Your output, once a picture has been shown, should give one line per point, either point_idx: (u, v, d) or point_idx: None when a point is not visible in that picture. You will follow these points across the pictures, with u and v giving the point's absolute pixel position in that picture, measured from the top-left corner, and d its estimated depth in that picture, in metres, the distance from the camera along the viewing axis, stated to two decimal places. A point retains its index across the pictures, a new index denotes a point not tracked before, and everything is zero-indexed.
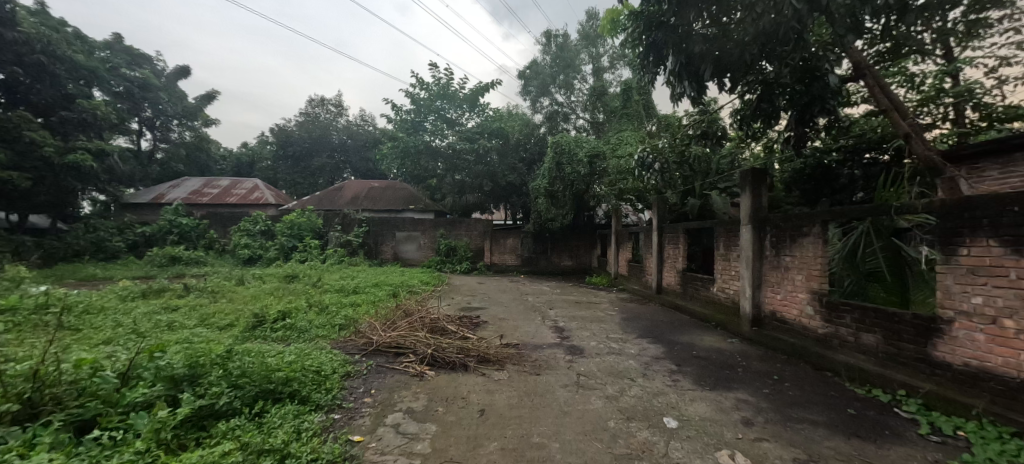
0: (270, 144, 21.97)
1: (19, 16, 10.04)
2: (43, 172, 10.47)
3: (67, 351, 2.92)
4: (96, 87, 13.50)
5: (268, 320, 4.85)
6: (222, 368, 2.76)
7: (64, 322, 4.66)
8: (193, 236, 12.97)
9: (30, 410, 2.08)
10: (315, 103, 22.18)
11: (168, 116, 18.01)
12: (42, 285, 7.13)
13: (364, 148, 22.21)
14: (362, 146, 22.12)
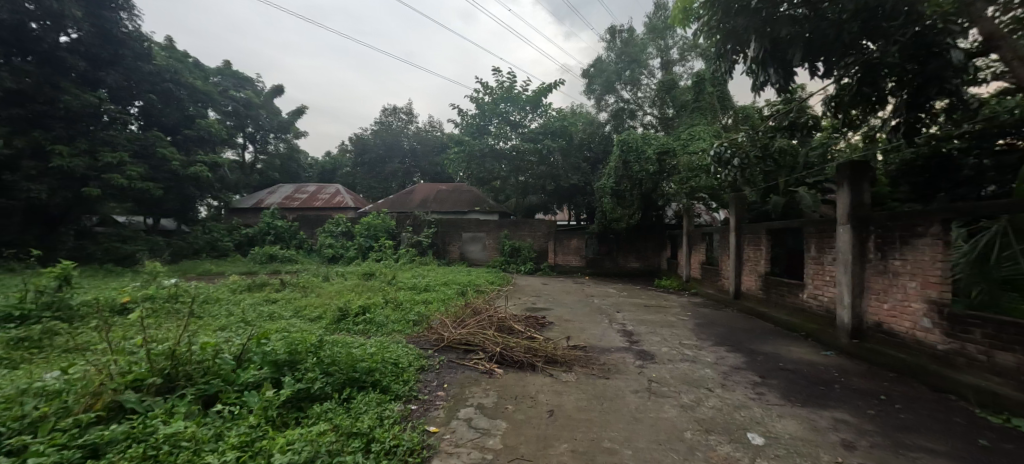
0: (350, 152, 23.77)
1: (153, 51, 11.85)
2: (171, 182, 12.27)
3: (193, 335, 3.40)
4: (210, 108, 15.53)
5: (350, 314, 5.26)
6: (316, 355, 3.04)
7: (189, 310, 5.44)
8: (286, 236, 14.43)
9: (169, 383, 2.44)
10: (389, 112, 23.65)
11: (267, 130, 20.24)
12: (171, 279, 8.38)
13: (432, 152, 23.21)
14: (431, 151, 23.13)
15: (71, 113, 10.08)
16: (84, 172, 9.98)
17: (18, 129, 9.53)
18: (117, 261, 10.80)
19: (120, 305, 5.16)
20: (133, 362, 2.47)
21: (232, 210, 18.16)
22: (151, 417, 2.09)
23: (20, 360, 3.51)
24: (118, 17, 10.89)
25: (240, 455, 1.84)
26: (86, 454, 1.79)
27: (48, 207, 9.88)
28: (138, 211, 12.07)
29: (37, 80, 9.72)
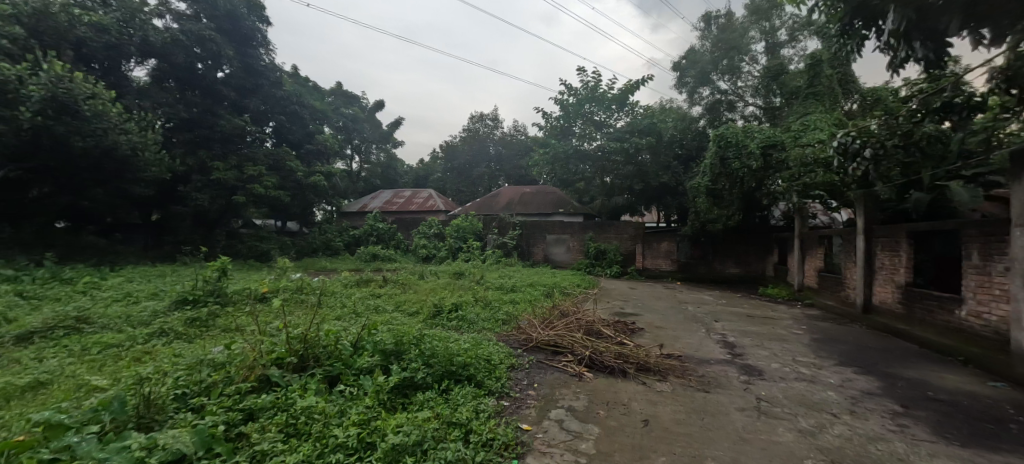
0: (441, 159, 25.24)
1: (282, 78, 13.88)
2: (297, 190, 13.94)
3: (316, 323, 3.86)
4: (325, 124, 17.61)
5: (444, 310, 5.58)
6: (417, 348, 3.28)
7: (311, 300, 6.24)
8: (387, 237, 15.76)
9: (302, 363, 2.81)
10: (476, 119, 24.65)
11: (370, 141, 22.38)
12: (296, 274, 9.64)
13: (517, 156, 23.67)
14: (515, 155, 23.61)
15: (225, 134, 12.21)
16: (233, 184, 11.93)
17: (187, 151, 11.76)
18: (255, 257, 12.72)
19: (263, 296, 6.12)
20: (275, 343, 2.89)
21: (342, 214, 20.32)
22: (290, 391, 2.43)
23: (193, 336, 4.34)
24: (258, 52, 12.99)
25: (360, 431, 2.07)
26: (245, 417, 2.14)
27: (209, 211, 12.00)
28: (272, 215, 14.11)
29: (201, 110, 11.98)
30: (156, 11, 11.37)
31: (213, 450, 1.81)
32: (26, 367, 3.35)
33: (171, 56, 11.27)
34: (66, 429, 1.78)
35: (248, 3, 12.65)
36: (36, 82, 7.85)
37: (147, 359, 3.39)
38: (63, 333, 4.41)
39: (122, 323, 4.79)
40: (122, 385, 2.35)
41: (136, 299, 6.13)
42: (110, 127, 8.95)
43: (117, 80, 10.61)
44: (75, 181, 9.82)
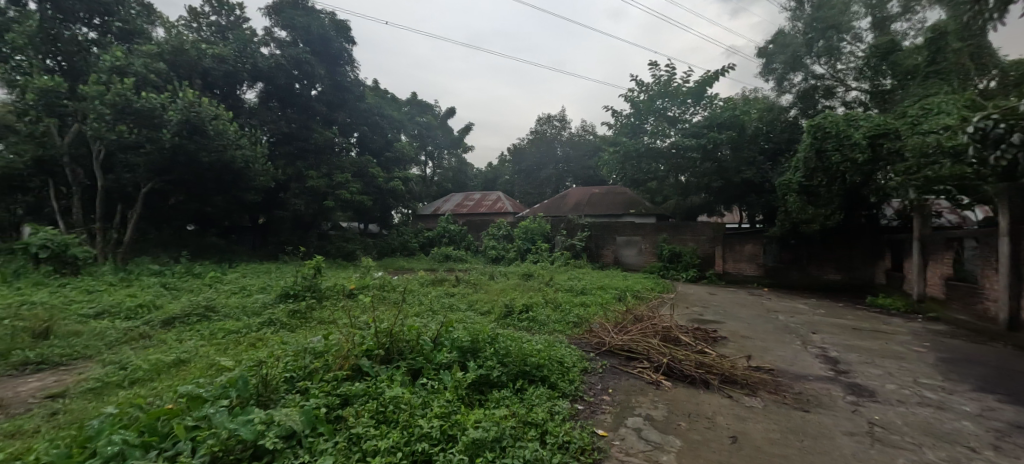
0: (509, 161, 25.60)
1: (365, 92, 15.00)
2: (378, 195, 14.98)
3: (397, 318, 4.10)
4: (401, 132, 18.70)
5: (515, 311, 5.65)
6: (492, 346, 3.34)
7: (391, 297, 6.66)
8: (458, 239, 16.34)
9: (389, 356, 3.00)
10: (543, 121, 24.64)
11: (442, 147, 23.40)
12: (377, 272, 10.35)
13: (585, 157, 23.17)
14: (583, 155, 23.14)
15: (317, 146, 13.49)
16: (325, 190, 13.11)
17: (286, 162, 13.16)
18: (342, 256, 13.86)
19: (350, 292, 6.67)
20: (364, 335, 3.12)
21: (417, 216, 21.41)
22: (378, 381, 2.61)
23: (294, 327, 4.85)
24: (345, 70, 14.15)
25: (443, 423, 2.17)
26: (341, 401, 2.34)
27: (304, 215, 13.32)
28: (357, 218, 15.29)
29: (298, 125, 13.36)
30: (264, 40, 12.95)
31: (317, 429, 2.00)
32: (169, 347, 3.99)
33: (275, 79, 12.75)
34: (204, 401, 2.09)
35: (336, 25, 13.85)
36: (174, 107, 9.32)
37: (259, 345, 3.85)
38: (195, 319, 5.17)
39: (238, 312, 5.50)
40: (242, 367, 2.70)
41: (247, 292, 6.99)
42: (228, 143, 10.33)
43: (234, 102, 12.42)
44: (202, 191, 11.47)
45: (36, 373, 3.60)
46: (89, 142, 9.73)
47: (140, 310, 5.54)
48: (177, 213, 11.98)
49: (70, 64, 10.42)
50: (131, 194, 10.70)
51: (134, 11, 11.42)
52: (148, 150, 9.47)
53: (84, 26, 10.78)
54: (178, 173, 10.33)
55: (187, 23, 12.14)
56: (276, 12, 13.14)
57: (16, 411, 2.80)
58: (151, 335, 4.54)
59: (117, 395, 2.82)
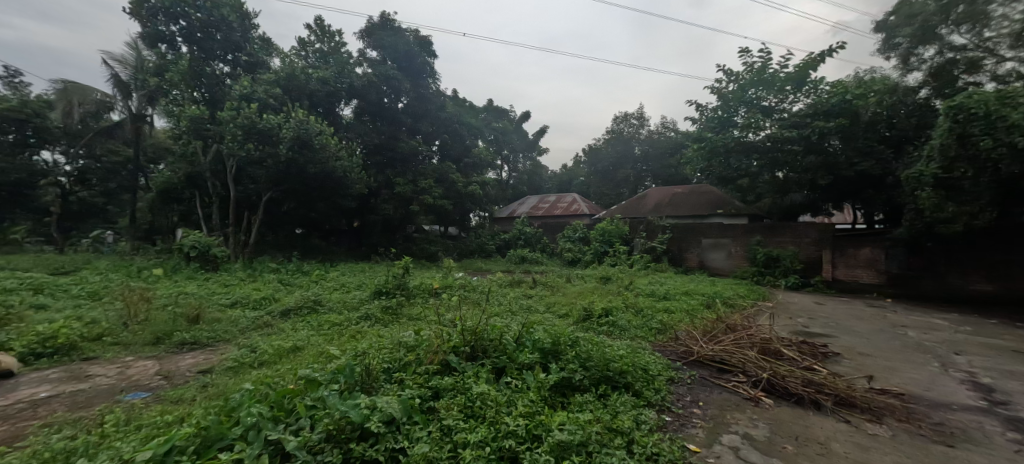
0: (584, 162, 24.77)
1: (445, 102, 15.74)
2: (458, 199, 15.61)
3: (478, 317, 4.20)
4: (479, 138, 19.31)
5: (594, 314, 5.52)
6: (573, 349, 3.30)
7: (470, 296, 6.91)
8: (534, 241, 16.48)
9: (473, 354, 3.10)
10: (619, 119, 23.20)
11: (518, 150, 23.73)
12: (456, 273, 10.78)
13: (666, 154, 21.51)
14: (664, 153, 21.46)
15: (403, 155, 14.44)
16: (410, 195, 13.97)
17: (377, 170, 14.28)
18: (425, 257, 14.66)
19: (434, 291, 7.03)
20: (451, 332, 3.26)
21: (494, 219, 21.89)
22: (465, 376, 2.72)
23: (386, 322, 5.25)
24: (427, 82, 14.98)
25: (528, 422, 2.19)
26: (433, 394, 2.48)
27: (393, 218, 14.32)
28: (439, 222, 16.08)
29: (387, 136, 14.44)
30: (358, 61, 14.22)
31: (413, 418, 2.14)
32: (287, 336, 4.54)
33: (367, 94, 13.90)
34: (318, 384, 2.35)
35: (420, 42, 14.73)
36: (288, 126, 10.63)
37: (358, 337, 4.22)
38: (305, 311, 5.84)
39: (339, 306, 6.10)
40: (346, 356, 2.98)
41: (344, 289, 7.70)
42: (330, 155, 11.50)
43: (334, 118, 13.78)
44: (309, 198, 12.88)
45: (189, 351, 4.33)
46: (224, 159, 11.45)
47: (262, 303, 6.38)
48: (287, 217, 13.61)
49: (209, 94, 12.39)
50: (254, 202, 12.39)
51: (257, 45, 13.36)
52: (268, 164, 10.90)
53: (220, 61, 12.80)
54: (290, 183, 11.73)
55: (297, 52, 13.80)
56: (368, 34, 14.39)
57: (177, 381, 3.39)
58: (271, 324, 5.21)
59: (249, 374, 3.28)
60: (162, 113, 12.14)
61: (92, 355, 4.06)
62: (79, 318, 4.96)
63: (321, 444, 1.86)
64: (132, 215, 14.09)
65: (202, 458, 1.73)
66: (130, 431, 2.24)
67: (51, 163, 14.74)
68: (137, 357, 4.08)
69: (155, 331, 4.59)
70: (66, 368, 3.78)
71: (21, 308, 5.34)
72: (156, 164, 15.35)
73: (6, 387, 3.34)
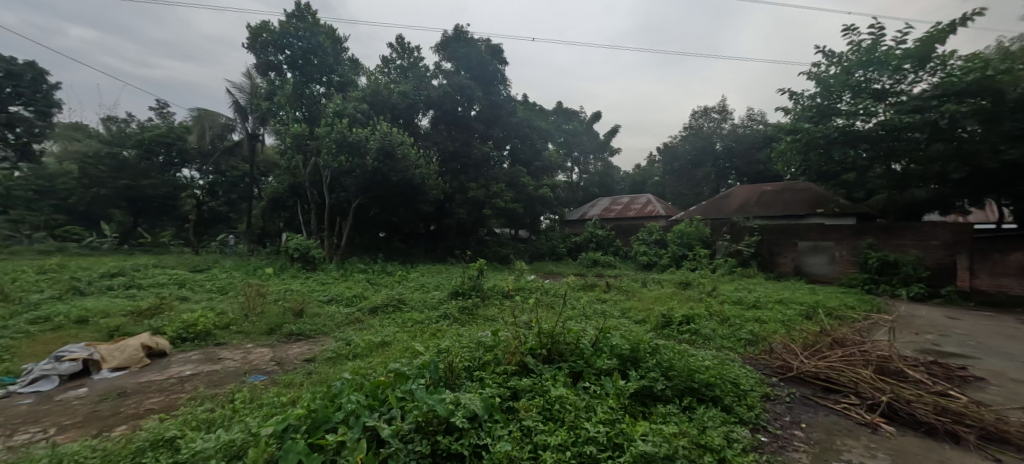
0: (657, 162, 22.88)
1: (516, 107, 15.97)
2: (529, 201, 15.72)
3: (553, 320, 4.18)
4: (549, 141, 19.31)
5: (674, 320, 5.22)
6: (654, 357, 3.15)
7: (543, 299, 6.91)
8: (606, 244, 16.11)
9: (550, 357, 3.09)
10: (697, 115, 20.85)
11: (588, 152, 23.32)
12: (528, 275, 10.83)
13: (753, 150, 19.34)
14: (750, 149, 19.33)
15: (477, 160, 14.90)
16: (483, 199, 14.34)
17: (452, 176, 14.87)
18: (497, 260, 14.94)
19: (506, 293, 7.15)
20: (528, 334, 3.29)
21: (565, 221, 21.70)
22: (543, 379, 2.73)
23: (463, 322, 5.46)
24: (499, 89, 15.33)
25: (608, 430, 2.14)
26: (511, 394, 2.52)
27: (467, 221, 14.80)
28: (510, 225, 16.33)
29: (461, 143, 14.97)
30: (434, 74, 14.98)
31: (494, 416, 2.20)
32: (375, 331, 4.91)
33: (443, 104, 14.57)
34: (406, 378, 2.50)
35: (491, 50, 15.13)
36: (374, 138, 11.53)
37: (439, 335, 4.44)
38: (391, 309, 6.28)
39: (421, 305, 6.46)
40: (429, 352, 3.14)
41: (424, 289, 8.13)
42: (411, 163, 12.22)
43: (413, 128, 14.62)
44: (391, 204, 13.77)
45: (295, 341, 4.86)
46: (321, 170, 12.70)
47: (353, 300, 6.96)
48: (373, 221, 14.70)
49: (308, 113, 13.90)
50: (344, 208, 13.56)
51: (348, 66, 14.74)
52: (357, 173, 11.87)
53: (317, 82, 14.27)
54: (375, 190, 12.66)
55: (381, 69, 14.96)
56: (443, 48, 15.11)
57: (288, 367, 3.83)
58: (362, 320, 5.67)
59: (346, 365, 3.60)
60: (271, 131, 13.79)
61: (223, 341, 4.73)
62: (212, 309, 5.81)
63: (411, 433, 1.98)
64: (248, 221, 16.16)
65: (312, 437, 1.93)
66: (255, 408, 2.58)
67: (189, 178, 17.44)
68: (255, 345, 4.67)
69: (269, 322, 5.22)
70: (204, 350, 4.44)
71: (170, 299, 6.39)
72: (267, 176, 17.48)
73: (162, 364, 4.01)
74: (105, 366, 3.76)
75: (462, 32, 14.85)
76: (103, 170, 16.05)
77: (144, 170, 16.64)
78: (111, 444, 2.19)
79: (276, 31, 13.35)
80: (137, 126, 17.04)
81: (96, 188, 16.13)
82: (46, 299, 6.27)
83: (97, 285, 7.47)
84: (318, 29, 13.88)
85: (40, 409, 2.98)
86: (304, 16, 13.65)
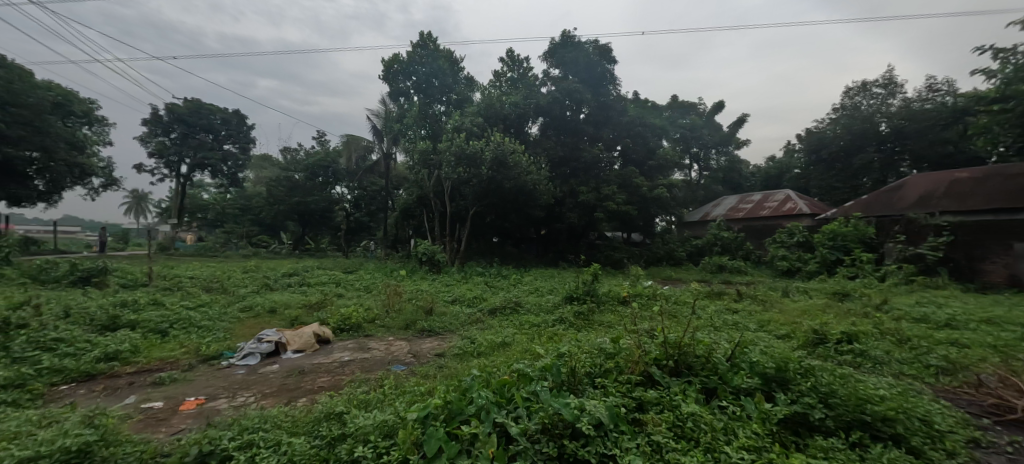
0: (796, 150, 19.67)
1: (626, 106, 15.38)
2: (644, 203, 14.92)
3: (678, 330, 3.88)
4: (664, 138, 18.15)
5: (830, 337, 4.42)
6: (807, 380, 2.71)
7: (664, 307, 6.48)
8: (734, 247, 14.51)
9: (679, 369, 2.87)
10: (852, 91, 17.29)
11: (710, 147, 21.28)
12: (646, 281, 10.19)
13: (935, 129, 15.38)
14: (931, 128, 15.42)
15: (587, 163, 14.68)
16: (594, 203, 14.02)
17: (563, 181, 14.89)
18: (610, 265, 14.46)
19: (622, 299, 6.89)
20: (652, 343, 3.11)
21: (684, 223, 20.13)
22: (672, 392, 2.56)
23: (579, 327, 5.41)
24: (607, 89, 14.94)
25: (755, 459, 1.92)
26: (636, 405, 2.42)
27: (578, 225, 14.64)
28: (623, 229, 15.71)
29: (570, 147, 14.88)
30: (543, 81, 15.27)
31: (620, 426, 2.14)
32: (496, 332, 5.15)
33: (552, 111, 14.72)
34: (530, 379, 2.58)
35: (599, 51, 14.85)
36: (489, 148, 12.16)
37: (557, 339, 4.48)
38: (508, 311, 6.52)
39: (536, 309, 6.58)
40: (549, 355, 3.18)
41: (538, 293, 8.24)
42: (522, 171, 12.54)
43: (524, 136, 15.04)
44: (506, 210, 14.33)
45: (427, 337, 5.36)
46: (443, 181, 13.84)
47: (474, 301, 7.40)
48: (489, 227, 15.48)
49: (432, 130, 15.29)
50: (463, 214, 14.52)
51: (464, 84, 15.88)
52: (474, 183, 12.64)
53: (439, 101, 15.64)
54: (490, 197, 13.32)
55: (493, 83, 15.80)
56: (552, 54, 15.21)
57: (422, 361, 4.23)
58: (483, 320, 6.00)
59: (471, 361, 3.87)
60: (401, 150, 15.49)
61: (370, 333, 5.45)
62: (361, 305, 6.73)
63: (538, 434, 2.02)
64: (385, 229, 18.33)
65: (449, 426, 2.10)
66: (400, 394, 2.93)
67: (340, 193, 20.51)
68: (395, 338, 5.28)
69: (405, 318, 5.85)
70: (357, 340, 5.17)
71: (329, 295, 7.59)
72: (399, 189, 19.66)
73: (328, 350, 4.76)
74: (290, 348, 4.61)
75: (569, 37, 14.82)
76: (281, 190, 19.95)
77: (309, 189, 20.08)
78: (296, 413, 2.67)
79: (405, 60, 15.10)
80: (304, 153, 20.67)
81: (278, 205, 20.04)
82: (248, 292, 7.96)
83: (280, 282, 9.24)
84: (439, 54, 15.28)
85: (249, 379, 3.79)
86: (427, 44, 15.17)
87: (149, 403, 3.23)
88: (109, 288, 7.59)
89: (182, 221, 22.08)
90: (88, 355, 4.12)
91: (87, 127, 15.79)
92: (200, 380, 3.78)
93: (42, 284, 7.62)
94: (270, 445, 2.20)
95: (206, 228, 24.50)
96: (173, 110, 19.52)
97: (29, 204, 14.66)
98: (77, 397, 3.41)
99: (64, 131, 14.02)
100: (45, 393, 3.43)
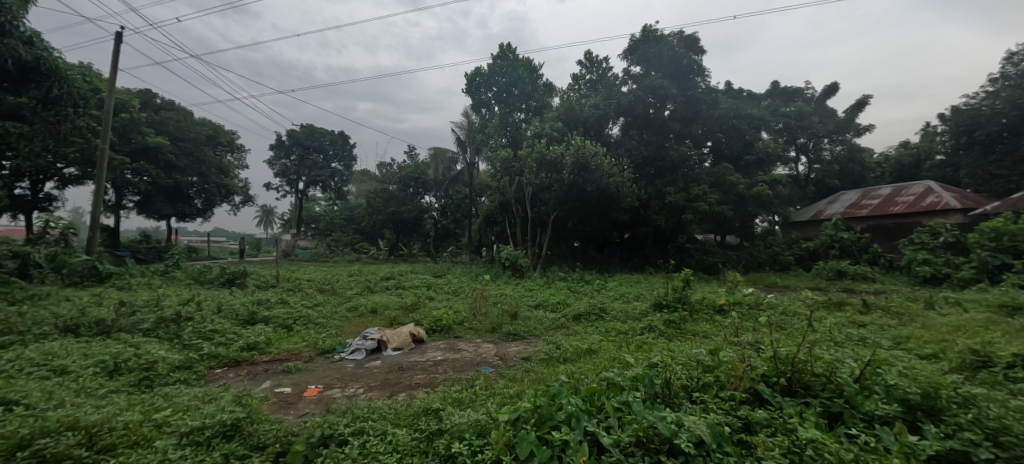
0: (940, 132, 16.49)
1: (717, 98, 14.23)
2: (741, 203, 13.61)
3: (789, 344, 3.48)
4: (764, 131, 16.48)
5: (993, 362, 3.60)
6: (968, 412, 2.26)
7: (769, 318, 5.87)
8: (856, 250, 12.65)
9: (791, 388, 2.58)
10: (1017, 57, 14.10)
11: (821, 136, 18.78)
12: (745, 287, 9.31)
13: None
14: None
15: (674, 162, 13.85)
16: (683, 204, 13.12)
17: (648, 181, 14.22)
18: (703, 270, 13.41)
19: (717, 307, 6.34)
20: (759, 358, 2.83)
21: (792, 224, 17.98)
22: (785, 414, 2.31)
23: (671, 337, 5.10)
24: (695, 82, 13.98)
25: None
26: (742, 425, 2.25)
27: (665, 227, 13.84)
28: (717, 230, 14.50)
29: (655, 146, 14.12)
30: (624, 81, 14.79)
31: (724, 447, 1.99)
32: (582, 338, 5.07)
33: (635, 110, 14.16)
34: (622, 389, 2.51)
35: (685, 42, 13.91)
36: (570, 153, 12.09)
37: (648, 348, 4.30)
38: (593, 318, 6.37)
39: (623, 316, 6.32)
40: (641, 365, 3.07)
41: (624, 299, 7.97)
42: (605, 173, 12.20)
43: (605, 138, 14.72)
44: (588, 215, 14.05)
45: (513, 340, 5.47)
46: (524, 187, 14.04)
47: (557, 306, 7.38)
48: (571, 232, 15.38)
49: (512, 138, 15.68)
50: (545, 219, 14.61)
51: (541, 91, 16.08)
52: (555, 188, 12.65)
53: (518, 109, 16.00)
54: (572, 202, 13.22)
55: (572, 86, 15.77)
56: (632, 51, 14.59)
57: (509, 363, 4.34)
58: (567, 326, 5.95)
59: (558, 367, 3.87)
60: (483, 159, 16.04)
61: (459, 335, 5.70)
62: (451, 308, 7.08)
63: (632, 447, 1.97)
64: (471, 235, 19.05)
65: (540, 430, 2.12)
66: (490, 395, 3.03)
67: (429, 202, 21.80)
68: (483, 340, 5.47)
69: (492, 321, 6.02)
70: (447, 341, 5.47)
71: (422, 298, 8.09)
72: (481, 197, 20.34)
73: (421, 349, 5.08)
74: (389, 347, 4.99)
75: (650, 31, 14.08)
76: (379, 201, 21.85)
77: (402, 198, 21.79)
78: (398, 406, 2.88)
79: (485, 73, 15.72)
80: (397, 167, 22.41)
81: (376, 215, 21.92)
82: (353, 294, 8.85)
83: (380, 284, 10.11)
84: (517, 63, 15.61)
85: (358, 372, 4.20)
86: (505, 55, 15.65)
87: (280, 389, 3.73)
88: (248, 288, 8.97)
89: (300, 230, 25.20)
90: (234, 345, 4.89)
91: (231, 154, 18.88)
92: (320, 371, 4.28)
93: (201, 284, 9.24)
94: (377, 434, 2.41)
95: (320, 237, 27.65)
96: (292, 135, 22.58)
97: (191, 219, 17.60)
98: (228, 380, 4.07)
99: (215, 159, 16.91)
100: (205, 374, 4.15)
